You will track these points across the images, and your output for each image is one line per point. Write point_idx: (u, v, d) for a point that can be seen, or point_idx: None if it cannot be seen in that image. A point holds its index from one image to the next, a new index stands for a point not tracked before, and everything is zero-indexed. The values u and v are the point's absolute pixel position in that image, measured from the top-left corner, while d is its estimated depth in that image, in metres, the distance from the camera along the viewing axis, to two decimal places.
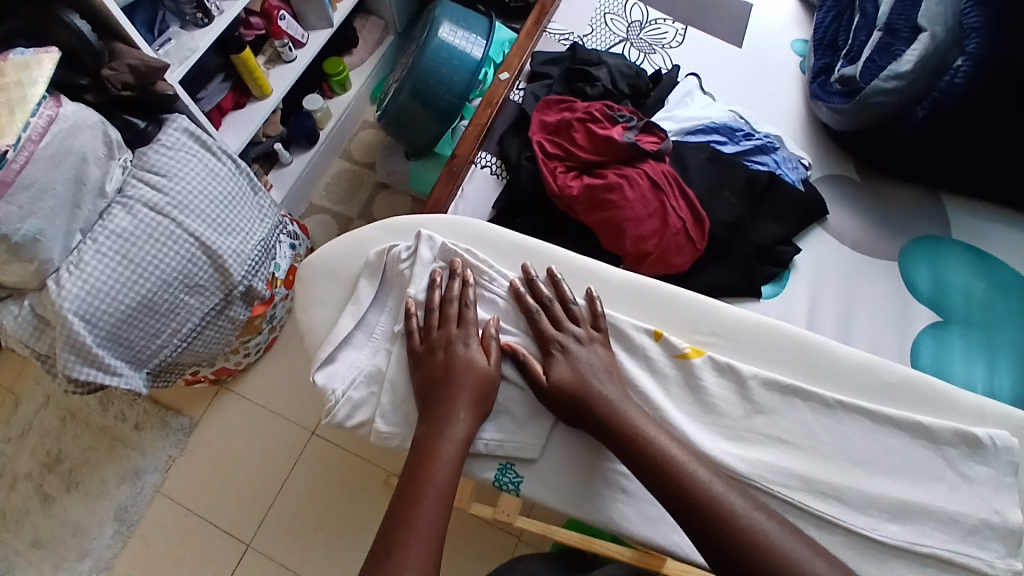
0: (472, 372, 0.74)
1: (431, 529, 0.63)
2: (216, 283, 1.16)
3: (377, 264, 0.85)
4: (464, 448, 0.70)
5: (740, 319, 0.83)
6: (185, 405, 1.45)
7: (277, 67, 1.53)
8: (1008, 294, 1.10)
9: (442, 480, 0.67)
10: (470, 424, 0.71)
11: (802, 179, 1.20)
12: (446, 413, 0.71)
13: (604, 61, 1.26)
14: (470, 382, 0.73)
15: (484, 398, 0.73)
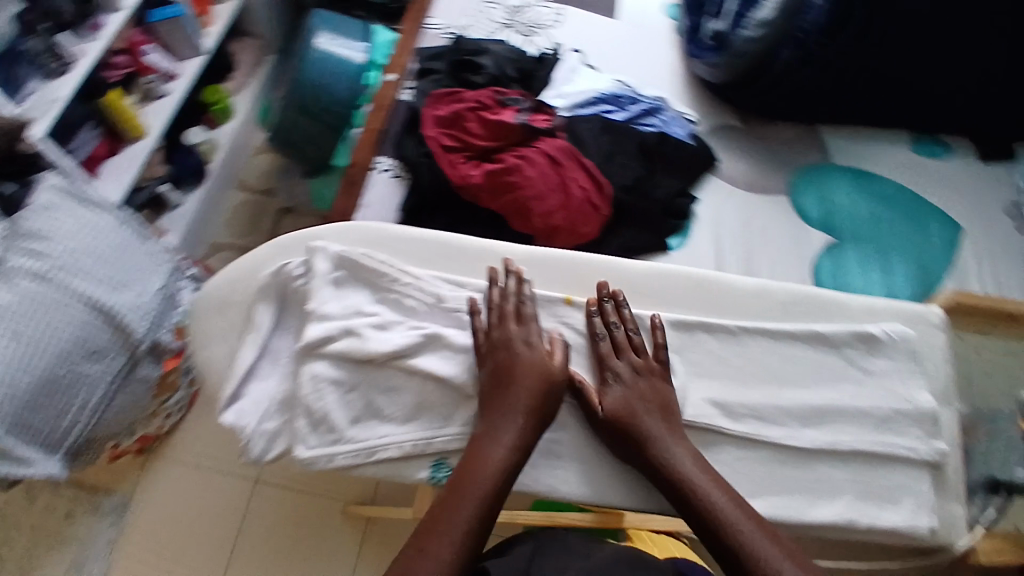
0: (535, 378, 0.64)
1: (458, 540, 0.56)
2: (117, 345, 1.05)
3: (269, 285, 0.67)
4: (511, 460, 0.60)
5: (639, 270, 0.82)
6: (115, 483, 1.33)
7: (151, 105, 1.43)
8: (883, 205, 1.23)
9: (478, 490, 0.58)
10: (525, 433, 0.61)
11: (692, 134, 1.25)
12: (491, 419, 0.62)
13: (488, 49, 1.23)
14: (530, 389, 0.63)
15: (543, 404, 0.63)
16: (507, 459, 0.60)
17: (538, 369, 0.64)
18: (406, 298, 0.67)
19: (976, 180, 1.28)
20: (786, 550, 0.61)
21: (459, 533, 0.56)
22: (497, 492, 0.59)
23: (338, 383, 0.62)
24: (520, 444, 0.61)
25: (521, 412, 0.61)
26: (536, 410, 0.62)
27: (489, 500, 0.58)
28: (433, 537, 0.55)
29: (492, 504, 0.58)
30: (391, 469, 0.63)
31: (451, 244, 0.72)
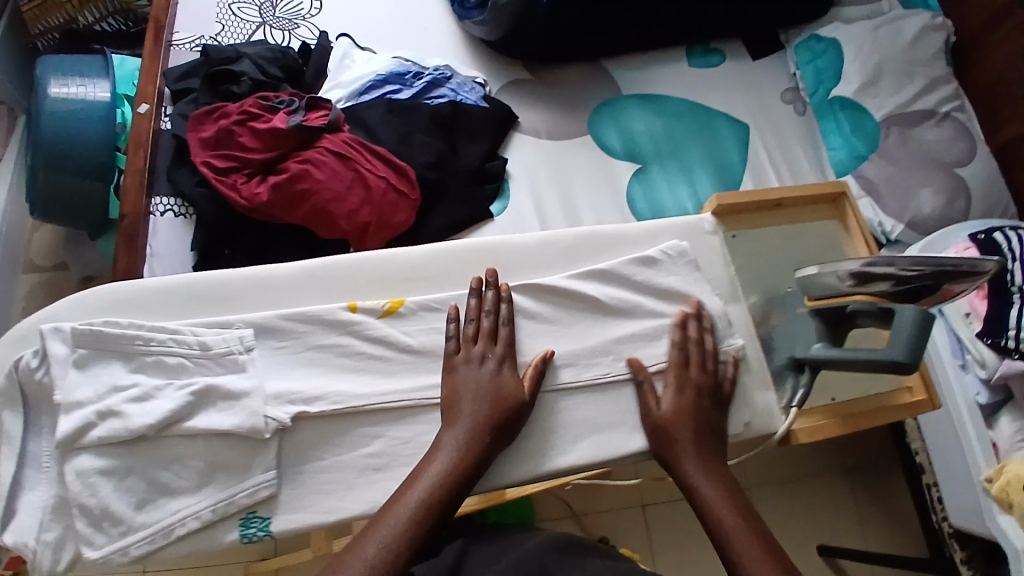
0: (488, 390, 0.60)
1: (397, 550, 0.51)
2: None
3: (8, 389, 0.58)
4: (460, 470, 0.56)
5: (416, 253, 0.67)
6: None
7: None
8: (681, 120, 1.28)
9: (420, 496, 0.54)
10: (479, 442, 0.57)
11: (483, 96, 1.23)
12: (446, 429, 0.58)
13: (243, 53, 1.14)
14: (483, 400, 0.59)
15: (506, 419, 0.59)
16: (458, 468, 0.56)
17: (499, 384, 0.60)
18: (166, 357, 0.58)
19: (754, 74, 1.35)
20: (762, 535, 0.57)
21: (389, 544, 0.52)
22: (441, 501, 0.55)
23: (109, 471, 0.54)
24: (470, 453, 0.57)
25: (486, 426, 0.58)
26: (490, 420, 0.58)
27: (432, 511, 0.54)
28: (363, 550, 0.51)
29: (437, 513, 0.54)
30: (197, 543, 0.55)
31: (204, 283, 0.63)
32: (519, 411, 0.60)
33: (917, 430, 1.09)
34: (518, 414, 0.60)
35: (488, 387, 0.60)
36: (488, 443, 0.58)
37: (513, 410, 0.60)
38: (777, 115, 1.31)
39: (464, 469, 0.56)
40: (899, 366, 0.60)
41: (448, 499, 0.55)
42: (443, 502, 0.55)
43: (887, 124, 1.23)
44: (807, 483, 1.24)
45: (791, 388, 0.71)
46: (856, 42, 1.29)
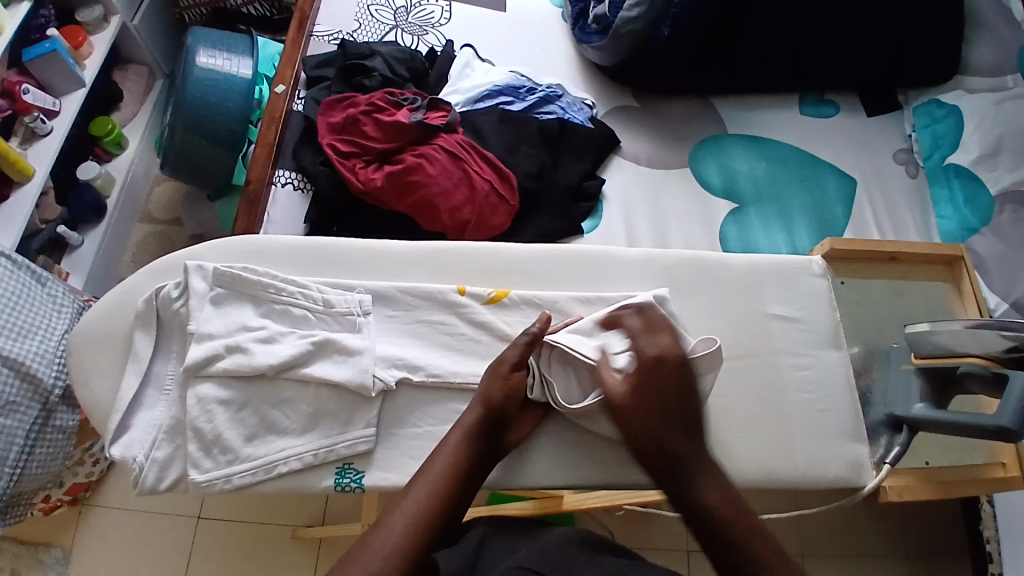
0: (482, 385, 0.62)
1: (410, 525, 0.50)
2: (29, 395, 0.97)
3: (147, 313, 0.65)
4: (467, 450, 0.57)
5: (523, 251, 0.72)
6: (54, 535, 1.19)
7: (36, 145, 1.21)
8: (784, 167, 1.25)
9: (431, 479, 0.54)
10: (477, 427, 0.58)
11: (590, 117, 1.26)
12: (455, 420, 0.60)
13: (376, 52, 1.23)
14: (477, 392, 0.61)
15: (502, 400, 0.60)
16: (464, 450, 0.57)
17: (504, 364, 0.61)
18: (292, 308, 0.63)
19: (866, 128, 1.30)
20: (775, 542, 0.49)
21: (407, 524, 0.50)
22: (454, 481, 0.55)
23: (227, 402, 0.59)
24: (472, 437, 0.58)
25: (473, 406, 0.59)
26: (484, 402, 0.59)
27: (447, 491, 0.54)
28: (380, 528, 0.50)
29: (450, 493, 0.53)
30: (293, 482, 0.60)
31: (333, 249, 0.69)
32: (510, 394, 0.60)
33: (993, 518, 1.01)
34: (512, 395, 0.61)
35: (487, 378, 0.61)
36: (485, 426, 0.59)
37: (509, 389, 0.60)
38: (886, 174, 1.26)
39: (470, 450, 0.57)
40: (1005, 433, 0.58)
41: (462, 479, 0.55)
42: (456, 483, 0.54)
43: (1003, 200, 1.17)
44: (864, 560, 1.15)
45: (884, 446, 0.69)
46: (978, 114, 1.23)
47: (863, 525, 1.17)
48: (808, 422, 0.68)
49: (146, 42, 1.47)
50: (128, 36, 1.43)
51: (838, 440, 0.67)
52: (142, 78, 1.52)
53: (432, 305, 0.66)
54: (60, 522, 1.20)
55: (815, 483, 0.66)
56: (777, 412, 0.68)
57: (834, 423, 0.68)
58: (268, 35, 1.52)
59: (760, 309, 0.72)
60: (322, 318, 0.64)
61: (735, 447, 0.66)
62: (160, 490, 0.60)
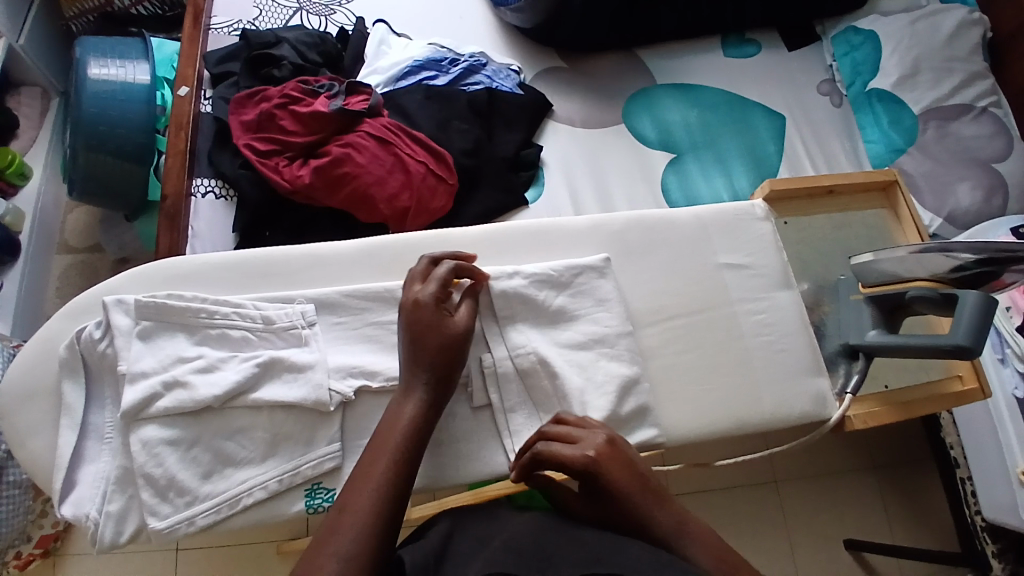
0: (441, 339, 0.57)
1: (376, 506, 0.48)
2: None
3: (72, 358, 0.59)
4: (424, 419, 0.55)
5: (469, 234, 0.69)
6: None
7: None
8: (715, 112, 1.26)
9: (397, 451, 0.52)
10: (434, 392, 0.56)
11: (519, 83, 1.22)
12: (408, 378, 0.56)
13: (283, 38, 1.15)
14: (437, 347, 0.56)
15: (452, 364, 0.57)
16: (421, 419, 0.54)
17: (446, 321, 0.57)
18: (230, 330, 0.59)
19: (790, 62, 1.31)
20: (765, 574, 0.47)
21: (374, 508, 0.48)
22: (411, 451, 0.53)
23: (175, 442, 0.55)
24: (429, 407, 0.55)
25: (427, 369, 0.56)
26: (443, 366, 0.56)
27: (405, 463, 0.52)
28: (344, 507, 0.47)
29: (412, 462, 0.52)
30: (264, 512, 0.57)
31: (269, 259, 0.65)
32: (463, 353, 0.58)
33: (952, 424, 1.07)
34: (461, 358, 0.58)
35: (440, 338, 0.56)
36: (442, 394, 0.57)
37: (462, 354, 0.57)
38: (813, 106, 1.27)
39: (427, 419, 0.55)
40: (960, 351, 0.59)
41: (417, 446, 0.53)
42: (415, 452, 0.53)
43: (924, 118, 1.21)
44: (838, 479, 1.22)
45: (844, 376, 0.71)
46: (892, 38, 1.26)
47: (834, 447, 1.24)
48: (770, 363, 0.69)
49: (35, 62, 1.33)
50: (12, 57, 1.29)
51: (801, 376, 0.69)
52: (35, 99, 1.38)
53: (382, 304, 0.63)
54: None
55: (783, 421, 0.67)
56: (742, 359, 0.68)
57: (794, 360, 0.69)
58: (163, 33, 1.39)
59: (712, 260, 0.72)
60: (267, 335, 0.60)
61: (706, 401, 0.66)
62: (121, 544, 0.55)
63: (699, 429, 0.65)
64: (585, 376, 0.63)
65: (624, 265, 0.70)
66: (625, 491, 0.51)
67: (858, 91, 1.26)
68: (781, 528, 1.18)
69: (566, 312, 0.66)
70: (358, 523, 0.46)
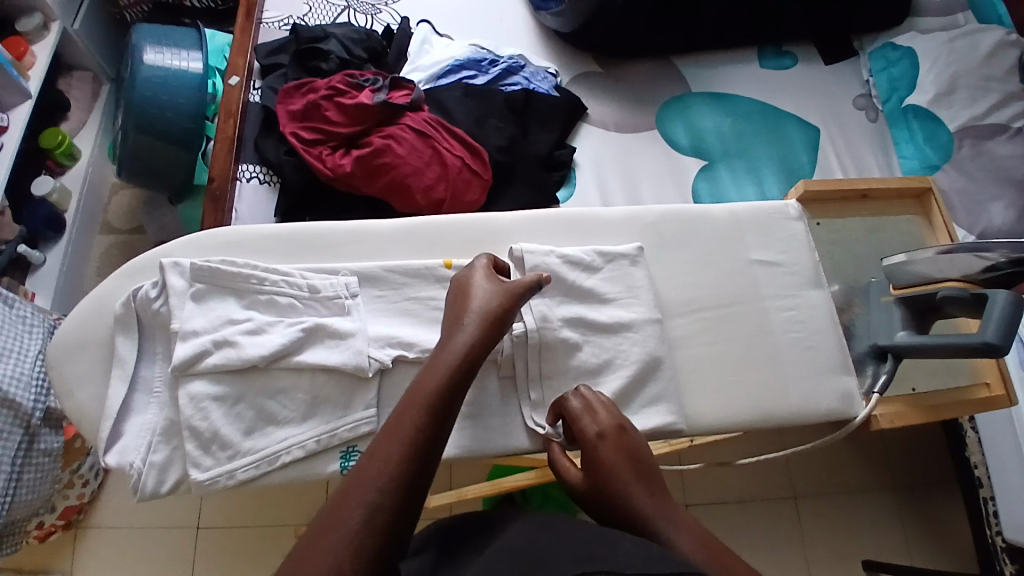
0: (491, 295, 0.59)
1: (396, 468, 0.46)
2: (10, 421, 0.93)
3: (127, 316, 0.63)
4: (468, 362, 0.54)
5: (506, 219, 0.72)
6: (49, 562, 1.15)
7: None
8: (749, 121, 1.26)
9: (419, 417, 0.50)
10: (480, 341, 0.56)
11: (555, 85, 1.25)
12: (451, 323, 0.58)
13: (331, 34, 1.20)
14: (484, 301, 0.58)
15: (498, 317, 0.58)
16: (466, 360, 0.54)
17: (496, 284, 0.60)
18: (277, 297, 0.62)
19: (827, 75, 1.31)
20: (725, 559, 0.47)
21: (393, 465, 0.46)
22: (452, 389, 0.52)
23: (221, 398, 0.58)
24: (478, 350, 0.55)
25: (472, 318, 0.57)
26: (489, 317, 0.57)
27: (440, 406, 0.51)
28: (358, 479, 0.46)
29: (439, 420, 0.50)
30: (298, 472, 0.59)
31: (315, 234, 0.68)
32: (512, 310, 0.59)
33: (978, 442, 1.05)
34: (511, 316, 0.59)
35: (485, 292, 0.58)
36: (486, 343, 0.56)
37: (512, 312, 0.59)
38: (847, 119, 1.27)
39: (471, 363, 0.55)
40: (989, 350, 0.60)
41: (459, 385, 0.53)
42: (450, 398, 0.52)
43: (960, 135, 1.20)
44: (855, 496, 1.20)
45: (871, 375, 0.71)
46: (930, 54, 1.26)
47: (850, 462, 1.22)
48: (798, 359, 0.69)
49: (87, 45, 1.39)
50: (70, 42, 1.35)
51: (827, 375, 0.69)
52: (87, 83, 1.43)
53: (421, 280, 0.65)
54: (55, 548, 1.16)
55: (809, 418, 0.67)
56: (769, 354, 0.69)
57: (821, 357, 0.70)
58: (214, 26, 1.45)
59: (743, 257, 0.73)
60: (314, 307, 0.63)
61: (732, 394, 0.67)
62: (162, 494, 0.58)
63: (724, 420, 0.66)
64: (613, 360, 0.65)
65: (655, 257, 0.72)
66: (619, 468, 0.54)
67: (895, 105, 1.25)
68: (802, 543, 1.17)
69: (596, 295, 0.68)
70: (368, 494, 0.44)
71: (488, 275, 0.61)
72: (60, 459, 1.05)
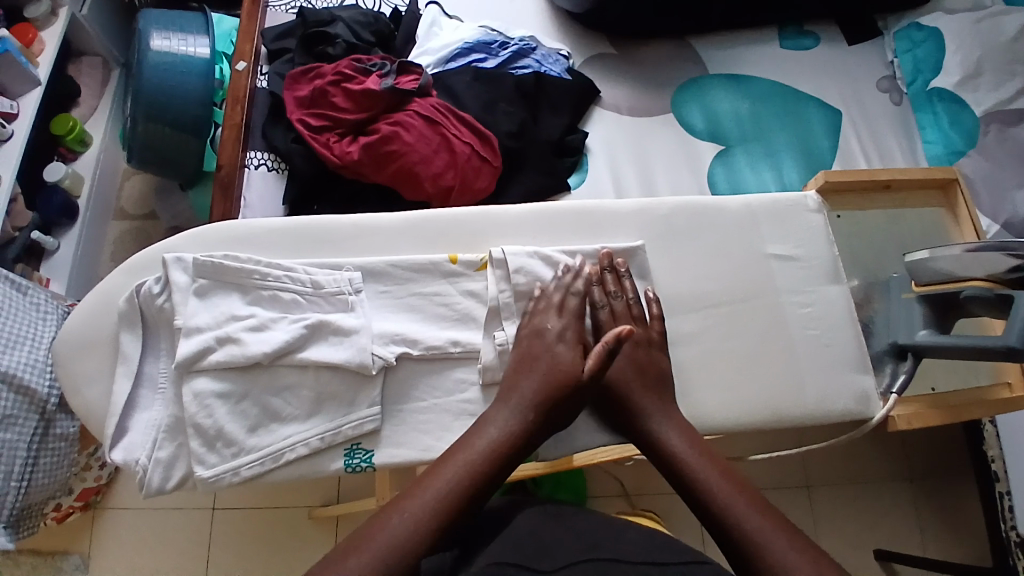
0: (549, 368, 0.58)
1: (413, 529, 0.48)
2: (25, 408, 0.95)
3: (131, 312, 0.62)
4: (507, 448, 0.54)
5: (512, 212, 0.70)
6: (71, 542, 1.18)
7: None
8: (769, 105, 1.22)
9: (437, 489, 0.50)
10: (531, 424, 0.56)
11: (567, 68, 1.21)
12: (497, 405, 0.57)
13: (338, 17, 1.17)
14: (543, 377, 0.58)
15: (557, 400, 0.57)
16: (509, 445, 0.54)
17: (561, 360, 0.59)
18: (280, 293, 0.62)
19: (850, 56, 1.26)
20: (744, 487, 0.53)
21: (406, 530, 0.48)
22: (487, 471, 0.52)
23: (225, 395, 0.58)
24: (525, 438, 0.55)
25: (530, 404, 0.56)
26: (545, 401, 0.57)
27: (475, 484, 0.51)
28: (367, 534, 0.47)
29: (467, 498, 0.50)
30: (300, 470, 0.59)
31: (321, 227, 0.67)
32: (579, 395, 0.58)
33: (996, 436, 1.03)
34: (572, 399, 0.58)
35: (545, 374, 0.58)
36: (539, 426, 0.56)
37: (575, 395, 0.58)
38: (870, 102, 1.22)
39: (515, 448, 0.54)
40: (1015, 354, 0.58)
41: (495, 471, 0.53)
42: (484, 477, 0.52)
43: (987, 120, 1.15)
44: (870, 487, 1.19)
45: (890, 375, 0.69)
46: (959, 32, 1.20)
47: (866, 454, 1.20)
48: (813, 357, 0.68)
49: (96, 31, 1.38)
50: (78, 28, 1.35)
51: (842, 373, 0.67)
52: (97, 70, 1.43)
53: (425, 275, 0.65)
54: (74, 527, 1.19)
55: (823, 418, 0.66)
56: (784, 353, 0.67)
57: (837, 356, 0.68)
58: (222, 10, 1.44)
59: (757, 250, 0.71)
60: (319, 303, 0.62)
61: (743, 392, 0.66)
62: (168, 490, 0.58)
63: (736, 419, 0.65)
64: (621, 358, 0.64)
65: (666, 251, 0.70)
66: (635, 386, 0.62)
67: (920, 88, 1.20)
68: (813, 534, 1.16)
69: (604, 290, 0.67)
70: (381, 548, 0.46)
71: (555, 345, 0.60)
72: (76, 445, 1.06)
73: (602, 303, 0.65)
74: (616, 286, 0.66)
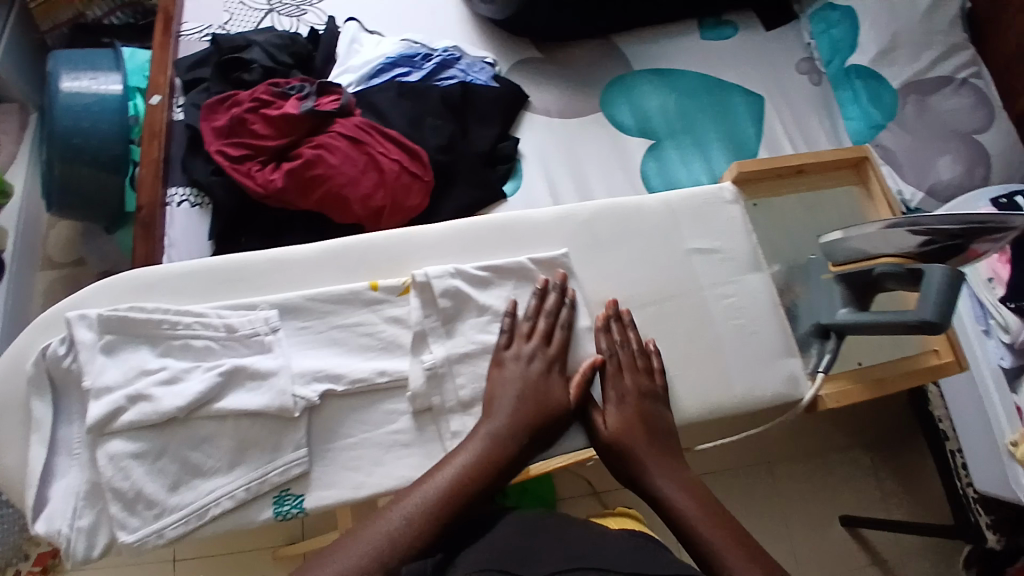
0: (527, 389, 0.60)
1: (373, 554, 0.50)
2: None
3: (37, 375, 0.59)
4: (483, 472, 0.56)
5: (434, 231, 0.69)
6: None
7: None
8: (695, 97, 1.24)
9: (408, 512, 0.52)
10: (514, 441, 0.58)
11: (494, 75, 1.21)
12: (480, 429, 0.59)
13: (253, 41, 1.13)
14: (521, 397, 0.60)
15: (538, 418, 0.59)
16: (486, 464, 0.56)
17: (540, 380, 0.61)
18: (194, 340, 0.59)
19: (767, 43, 1.30)
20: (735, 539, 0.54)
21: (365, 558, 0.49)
22: (463, 492, 0.54)
23: (141, 454, 0.55)
24: (507, 455, 0.57)
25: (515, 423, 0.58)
26: (526, 421, 0.59)
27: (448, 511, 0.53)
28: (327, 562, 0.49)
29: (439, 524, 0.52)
30: (230, 522, 0.57)
31: (235, 266, 0.65)
32: (561, 416, 0.60)
33: (940, 397, 1.07)
34: (554, 418, 0.60)
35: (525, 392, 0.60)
36: (523, 442, 0.58)
37: (556, 414, 0.60)
38: (789, 86, 1.27)
39: (493, 463, 0.56)
40: (929, 327, 0.59)
41: (471, 492, 0.55)
42: (461, 503, 0.54)
43: (905, 93, 1.19)
44: (825, 459, 1.22)
45: (816, 354, 0.71)
46: (869, 11, 1.23)
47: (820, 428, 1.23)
48: (742, 348, 0.69)
49: (11, 73, 1.30)
50: None
51: (771, 360, 0.69)
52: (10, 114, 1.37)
53: (346, 305, 0.63)
54: None
55: (757, 406, 0.67)
56: (712, 346, 0.68)
57: (765, 344, 0.69)
58: (136, 42, 1.38)
59: (680, 247, 0.71)
60: (235, 347, 0.60)
61: (678, 389, 0.66)
62: (94, 559, 0.56)
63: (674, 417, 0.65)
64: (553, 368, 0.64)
65: (591, 256, 0.70)
66: (641, 438, 0.61)
67: (837, 67, 1.24)
68: (775, 510, 1.17)
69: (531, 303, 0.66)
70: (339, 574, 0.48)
71: (530, 360, 0.62)
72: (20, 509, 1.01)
73: (608, 352, 0.65)
74: (622, 337, 0.66)
